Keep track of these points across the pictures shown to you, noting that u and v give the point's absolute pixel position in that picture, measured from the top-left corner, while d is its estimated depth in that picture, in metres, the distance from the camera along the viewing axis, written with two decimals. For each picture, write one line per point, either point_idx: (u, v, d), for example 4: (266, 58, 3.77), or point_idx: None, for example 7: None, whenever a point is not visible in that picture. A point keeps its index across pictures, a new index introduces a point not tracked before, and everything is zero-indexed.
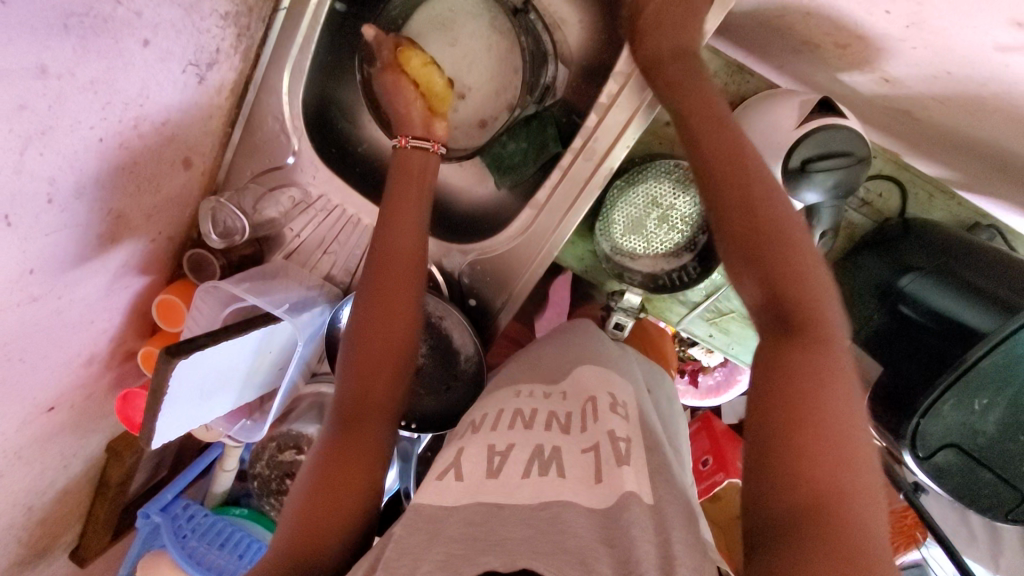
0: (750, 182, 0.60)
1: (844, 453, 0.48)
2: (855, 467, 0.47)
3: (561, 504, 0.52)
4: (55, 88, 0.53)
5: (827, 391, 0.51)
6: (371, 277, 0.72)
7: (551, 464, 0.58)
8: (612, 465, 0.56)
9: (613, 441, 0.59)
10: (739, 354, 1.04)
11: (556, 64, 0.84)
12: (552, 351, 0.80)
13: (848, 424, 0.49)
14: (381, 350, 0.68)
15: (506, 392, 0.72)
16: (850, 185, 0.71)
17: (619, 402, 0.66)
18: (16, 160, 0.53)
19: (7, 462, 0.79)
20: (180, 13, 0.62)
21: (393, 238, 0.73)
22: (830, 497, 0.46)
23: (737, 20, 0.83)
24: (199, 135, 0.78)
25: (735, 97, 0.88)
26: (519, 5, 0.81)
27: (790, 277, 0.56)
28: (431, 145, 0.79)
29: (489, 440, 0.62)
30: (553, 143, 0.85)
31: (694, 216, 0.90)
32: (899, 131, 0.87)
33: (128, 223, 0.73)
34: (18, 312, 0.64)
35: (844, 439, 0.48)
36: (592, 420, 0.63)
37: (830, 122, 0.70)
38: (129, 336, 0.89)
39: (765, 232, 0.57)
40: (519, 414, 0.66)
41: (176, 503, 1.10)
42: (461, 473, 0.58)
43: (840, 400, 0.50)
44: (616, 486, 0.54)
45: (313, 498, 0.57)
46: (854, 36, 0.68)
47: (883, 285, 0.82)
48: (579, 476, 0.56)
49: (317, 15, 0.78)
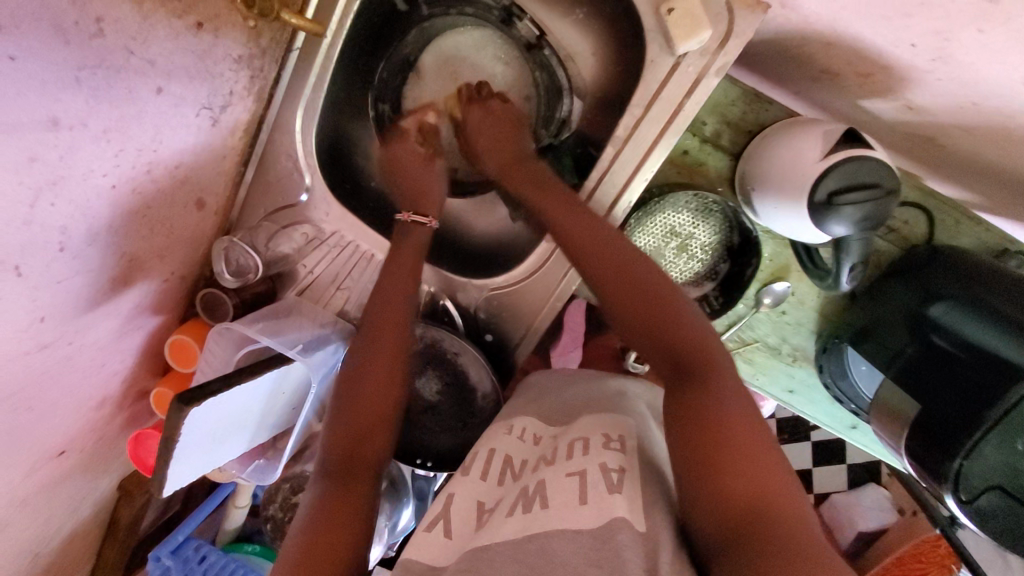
0: (611, 237, 0.71)
1: (757, 457, 0.51)
2: (761, 462, 0.51)
3: (547, 534, 0.50)
4: (66, 138, 0.52)
5: (725, 419, 0.55)
6: (362, 329, 0.72)
7: (535, 499, 0.55)
8: (601, 491, 0.53)
9: (603, 471, 0.55)
10: (764, 386, 1.00)
11: (573, 98, 0.83)
12: (552, 389, 0.77)
13: (748, 436, 0.53)
14: (368, 394, 0.67)
15: (499, 428, 0.71)
16: (878, 217, 0.68)
17: (613, 438, 0.61)
18: (27, 211, 0.52)
19: (14, 511, 0.77)
20: (192, 59, 0.62)
21: (387, 293, 0.74)
22: (756, 497, 0.48)
23: (755, 48, 0.82)
24: (212, 176, 0.78)
25: (753, 125, 0.87)
26: (533, 39, 0.80)
27: (679, 343, 0.63)
28: (431, 222, 0.81)
29: (479, 494, 0.61)
30: (570, 174, 0.85)
31: (713, 244, 0.92)
32: (916, 153, 0.85)
33: (141, 266, 0.73)
34: (28, 360, 0.63)
35: (760, 458, 0.51)
36: (581, 452, 0.59)
37: (859, 152, 0.68)
38: (141, 376, 0.88)
39: (647, 311, 0.65)
40: (509, 464, 0.64)
41: (188, 545, 1.06)
42: (449, 530, 0.57)
43: (742, 417, 0.55)
44: (604, 510, 0.50)
45: (303, 551, 0.52)
46: (877, 65, 0.66)
47: (914, 316, 0.79)
48: (563, 500, 0.53)
49: (331, 55, 0.77)
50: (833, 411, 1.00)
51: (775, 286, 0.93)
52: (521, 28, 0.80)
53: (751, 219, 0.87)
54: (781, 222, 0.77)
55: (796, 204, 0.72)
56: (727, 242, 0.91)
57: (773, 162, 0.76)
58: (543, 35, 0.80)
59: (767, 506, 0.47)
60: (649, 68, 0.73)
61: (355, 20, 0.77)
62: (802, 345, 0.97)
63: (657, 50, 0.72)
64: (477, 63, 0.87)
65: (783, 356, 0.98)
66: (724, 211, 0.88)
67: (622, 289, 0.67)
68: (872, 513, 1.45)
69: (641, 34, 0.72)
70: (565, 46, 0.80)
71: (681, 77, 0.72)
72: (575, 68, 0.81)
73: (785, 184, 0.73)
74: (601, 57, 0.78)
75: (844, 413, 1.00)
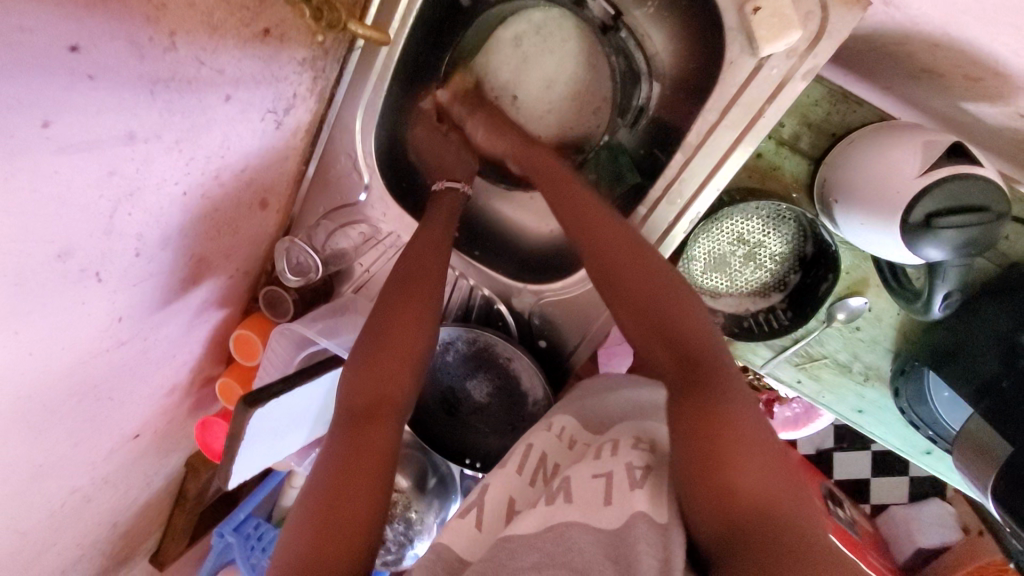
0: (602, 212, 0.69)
1: (761, 456, 0.51)
2: (755, 456, 0.51)
3: (566, 523, 0.48)
4: (142, 151, 0.54)
5: (722, 413, 0.54)
6: (391, 289, 0.70)
7: (558, 493, 0.53)
8: (624, 488, 0.51)
9: (628, 468, 0.53)
10: (830, 405, 0.92)
11: (651, 81, 0.76)
12: (589, 389, 0.73)
13: (754, 434, 0.53)
14: (389, 358, 0.64)
15: (542, 423, 0.69)
16: (986, 241, 0.63)
17: (643, 441, 0.59)
18: (107, 221, 0.55)
19: (96, 487, 0.83)
20: (260, 65, 0.61)
21: (419, 253, 0.72)
22: (761, 501, 0.48)
23: (847, 43, 0.75)
24: (275, 176, 0.78)
25: (839, 127, 0.80)
26: (608, 20, 0.74)
27: (676, 322, 0.61)
28: (464, 186, 0.80)
29: (512, 488, 0.60)
30: (631, 174, 0.80)
31: (784, 254, 0.86)
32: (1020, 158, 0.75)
33: (209, 264, 0.75)
34: (109, 356, 0.67)
35: (756, 456, 0.51)
36: (609, 453, 0.57)
37: (964, 170, 0.62)
38: (207, 364, 0.91)
39: (650, 297, 0.63)
40: (542, 463, 0.63)
41: (248, 522, 1.13)
42: (481, 520, 0.56)
43: (743, 411, 0.55)
44: (624, 508, 0.49)
45: (320, 526, 0.49)
46: (990, 71, 0.59)
47: (1008, 344, 0.72)
48: (587, 499, 0.51)
49: (393, 56, 0.75)
50: (907, 435, 0.91)
51: (851, 301, 0.86)
52: (593, 8, 0.75)
53: (831, 230, 0.80)
54: (866, 239, 0.71)
55: (884, 221, 0.67)
56: (799, 252, 0.85)
57: (858, 172, 0.69)
58: (619, 15, 0.74)
59: (758, 507, 0.47)
60: (728, 69, 0.67)
61: (416, 20, 0.75)
62: (876, 365, 0.90)
63: (737, 50, 0.66)
64: (554, 47, 0.83)
65: (854, 375, 0.91)
66: (798, 219, 0.82)
67: (626, 272, 0.65)
68: (933, 529, 1.32)
69: (718, 32, 0.67)
70: (641, 31, 0.74)
71: (763, 80, 0.66)
72: (652, 48, 0.74)
73: (874, 199, 0.67)
74: (678, 39, 0.72)
75: (917, 436, 0.91)
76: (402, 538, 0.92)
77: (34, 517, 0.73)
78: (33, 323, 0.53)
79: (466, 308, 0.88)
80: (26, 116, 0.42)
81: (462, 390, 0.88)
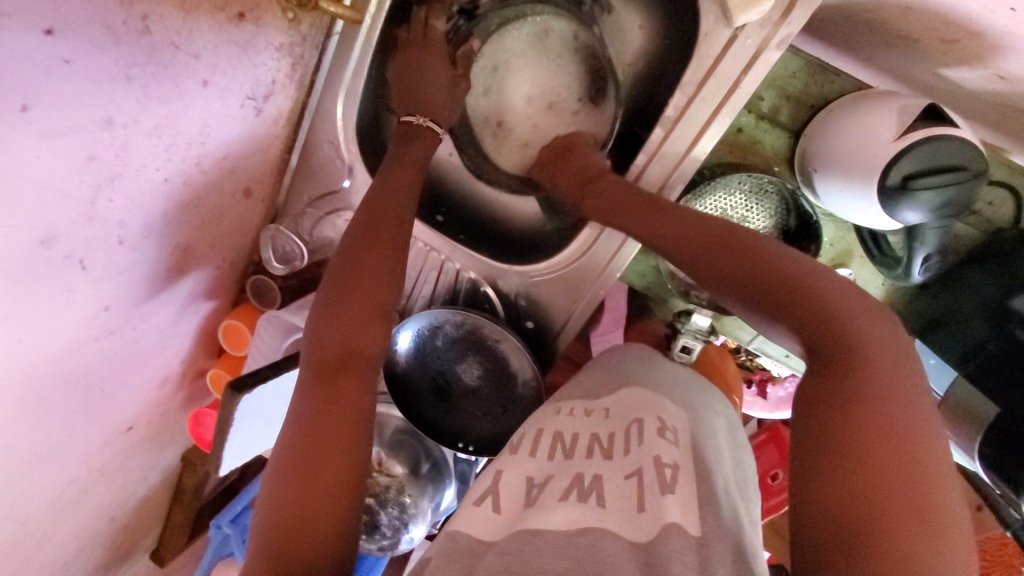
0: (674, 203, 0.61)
1: (899, 471, 0.39)
2: (880, 466, 0.40)
3: (599, 530, 0.44)
4: (121, 137, 0.54)
5: (850, 410, 0.42)
6: (362, 237, 0.63)
7: (590, 494, 0.48)
8: (656, 492, 0.46)
9: (657, 466, 0.49)
10: None
11: None
12: (599, 371, 0.68)
13: (894, 443, 0.40)
14: (358, 308, 0.58)
15: (548, 409, 0.64)
16: (962, 203, 0.64)
17: (668, 425, 0.54)
18: (88, 208, 0.55)
19: (91, 480, 0.83)
20: (237, 50, 0.61)
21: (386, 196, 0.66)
22: (859, 515, 0.39)
23: (823, 14, 0.75)
24: (257, 165, 0.78)
25: (817, 99, 0.80)
26: None
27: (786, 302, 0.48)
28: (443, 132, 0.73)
29: (527, 469, 0.53)
30: None
31: (767, 230, 0.83)
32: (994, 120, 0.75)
33: (194, 254, 0.75)
34: (97, 346, 0.67)
35: (876, 466, 0.40)
36: (636, 444, 0.52)
37: (938, 132, 0.63)
38: (198, 356, 0.91)
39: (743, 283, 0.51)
40: (559, 440, 0.56)
41: (245, 514, 1.13)
42: (499, 504, 0.50)
43: (879, 406, 0.42)
44: (656, 515, 0.44)
45: (293, 492, 0.47)
46: (964, 31, 0.60)
47: (993, 307, 0.73)
48: (621, 506, 0.46)
49: (370, 40, 0.74)
50: None
51: None
52: None
53: (812, 202, 0.81)
54: (844, 205, 0.72)
55: (864, 186, 0.67)
56: (783, 226, 0.83)
57: (835, 139, 0.70)
58: None
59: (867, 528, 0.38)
60: (704, 41, 0.68)
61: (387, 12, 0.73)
62: None
63: (712, 23, 0.67)
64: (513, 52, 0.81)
65: None
66: (780, 192, 0.81)
67: (720, 264, 0.52)
68: None
69: (694, 7, 0.68)
70: None
71: (738, 52, 0.67)
72: None
73: (852, 164, 0.68)
74: None
75: None
76: (397, 522, 0.92)
77: (30, 509, 0.73)
78: (20, 309, 0.53)
79: (453, 292, 0.87)
80: (6, 100, 0.43)
81: (452, 373, 0.87)
